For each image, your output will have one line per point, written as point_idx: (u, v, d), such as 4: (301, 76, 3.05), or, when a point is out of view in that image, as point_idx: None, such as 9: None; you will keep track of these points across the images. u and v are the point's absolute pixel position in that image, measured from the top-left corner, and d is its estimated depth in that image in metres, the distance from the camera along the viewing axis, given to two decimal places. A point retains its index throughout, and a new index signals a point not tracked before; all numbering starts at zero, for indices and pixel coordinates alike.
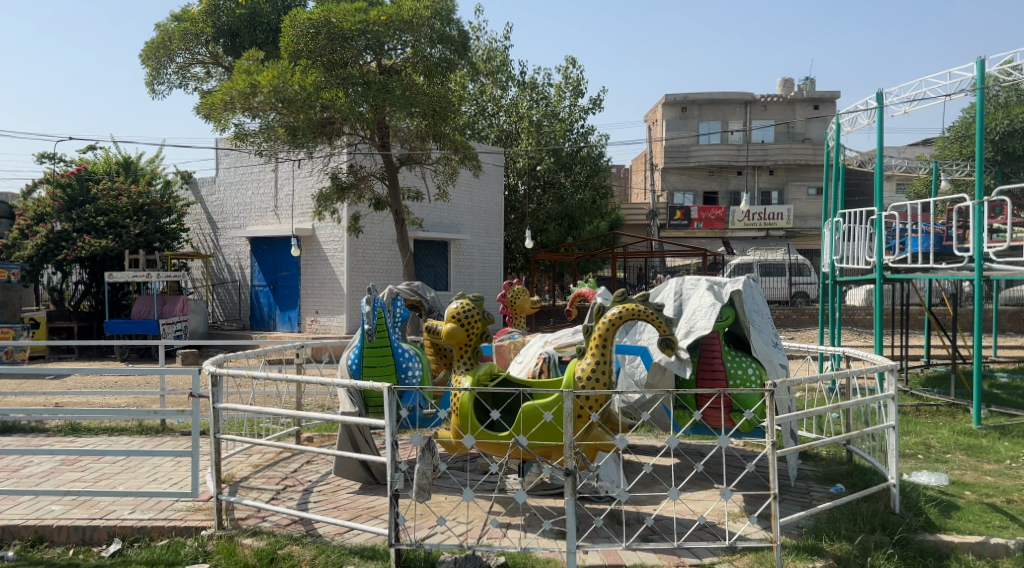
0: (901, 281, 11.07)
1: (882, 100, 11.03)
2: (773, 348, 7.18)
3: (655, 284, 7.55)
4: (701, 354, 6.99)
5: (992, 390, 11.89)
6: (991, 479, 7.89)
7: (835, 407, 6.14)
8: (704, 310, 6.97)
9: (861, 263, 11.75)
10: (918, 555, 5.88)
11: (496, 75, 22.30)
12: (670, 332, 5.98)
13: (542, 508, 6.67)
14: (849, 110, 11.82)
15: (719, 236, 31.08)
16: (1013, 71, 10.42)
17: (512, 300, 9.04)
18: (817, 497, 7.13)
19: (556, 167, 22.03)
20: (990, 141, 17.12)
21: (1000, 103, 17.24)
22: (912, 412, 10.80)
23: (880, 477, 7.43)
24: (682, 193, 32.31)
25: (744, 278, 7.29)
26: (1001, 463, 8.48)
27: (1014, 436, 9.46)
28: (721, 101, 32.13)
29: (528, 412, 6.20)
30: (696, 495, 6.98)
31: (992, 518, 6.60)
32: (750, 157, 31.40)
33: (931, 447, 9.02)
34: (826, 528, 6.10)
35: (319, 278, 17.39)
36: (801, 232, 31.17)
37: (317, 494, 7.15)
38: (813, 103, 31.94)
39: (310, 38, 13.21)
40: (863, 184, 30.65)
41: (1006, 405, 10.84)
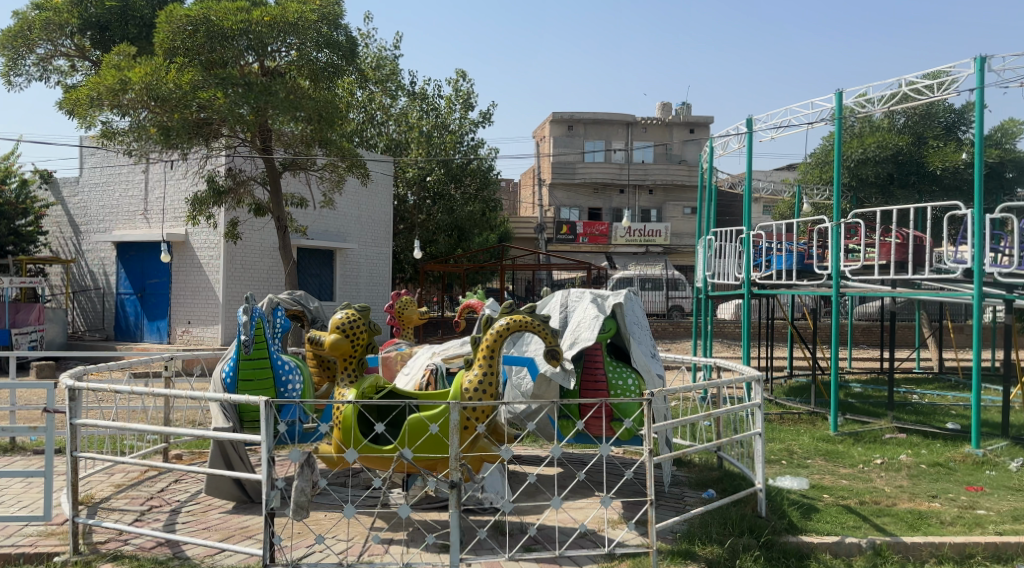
0: (767, 296, 11.75)
1: (751, 126, 11.72)
2: (651, 358, 7.43)
3: (542, 297, 7.66)
4: (584, 366, 7.15)
5: (846, 399, 12.80)
6: (847, 482, 8.46)
7: (709, 416, 6.38)
8: (588, 322, 7.14)
9: (731, 279, 12.41)
10: (781, 555, 6.21)
11: (385, 83, 22.02)
12: (556, 343, 6.07)
13: (425, 522, 6.60)
14: (722, 134, 12.45)
15: (603, 251, 31.87)
16: (864, 104, 11.32)
17: (399, 311, 8.91)
18: (691, 502, 7.42)
19: (446, 179, 21.96)
20: (845, 169, 17.75)
21: (855, 133, 18.64)
22: (776, 420, 11.46)
23: (747, 482, 7.83)
24: (568, 209, 32.84)
25: (626, 290, 7.50)
26: (855, 467, 9.12)
27: (865, 442, 10.19)
28: (605, 121, 33.14)
29: (414, 424, 6.13)
30: (577, 504, 7.10)
31: (846, 519, 7.07)
32: (631, 176, 32.52)
33: (793, 453, 9.58)
34: (698, 532, 6.34)
35: (191, 286, 16.59)
36: (677, 248, 32.56)
37: (186, 514, 6.78)
38: (689, 127, 33.63)
39: (187, 35, 12.72)
40: (733, 205, 32.36)
41: (859, 413, 11.68)
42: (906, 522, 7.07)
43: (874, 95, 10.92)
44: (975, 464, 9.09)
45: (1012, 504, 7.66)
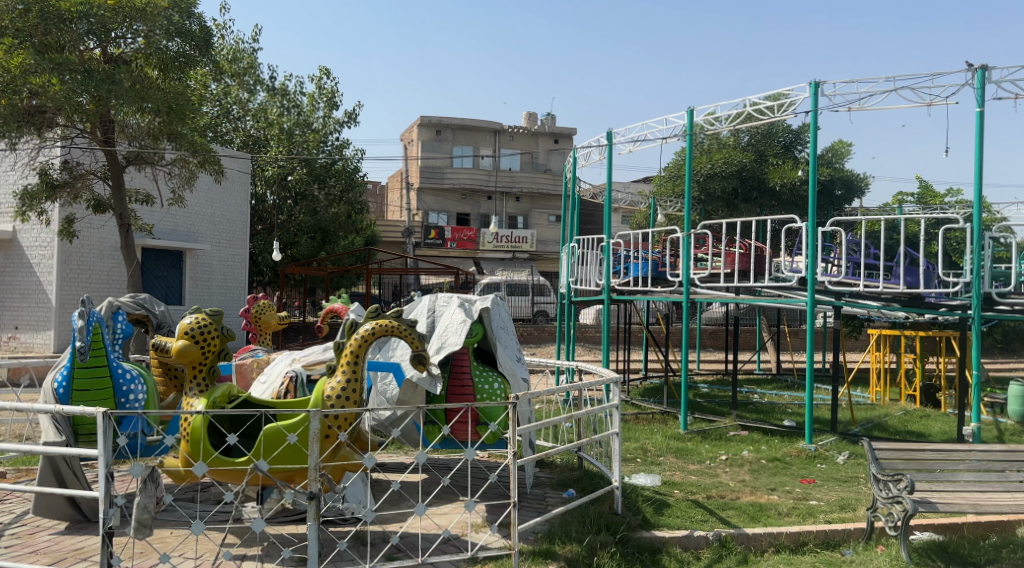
0: (625, 302, 12.20)
1: (611, 139, 12.15)
2: (517, 363, 7.49)
3: (409, 301, 7.57)
4: (450, 371, 7.12)
5: (695, 399, 13.50)
6: (695, 478, 8.90)
7: (571, 417, 6.50)
8: (455, 327, 7.11)
9: (592, 285, 12.79)
10: (635, 551, 6.43)
11: (242, 77, 21.10)
12: (422, 348, 6.00)
13: (282, 535, 6.34)
14: (584, 145, 12.85)
15: (470, 256, 31.93)
16: (713, 123, 12.03)
17: (256, 316, 8.53)
18: (551, 502, 7.55)
19: (308, 179, 21.15)
20: (696, 182, 18.82)
21: (705, 149, 19.77)
22: (632, 419, 11.91)
23: (605, 481, 8.08)
24: (436, 213, 32.65)
25: (493, 296, 7.53)
26: (702, 463, 9.61)
27: (712, 439, 10.78)
28: (472, 127, 33.20)
29: (270, 434, 5.86)
30: (441, 509, 7.05)
31: (695, 513, 7.43)
32: (498, 183, 32.87)
33: (647, 451, 9.98)
34: (558, 531, 6.45)
35: (19, 288, 15.25)
36: (542, 255, 33.22)
37: (9, 537, 6.17)
38: (553, 137, 34.43)
39: (16, 14, 11.68)
40: (595, 214, 33.43)
41: (706, 412, 12.34)
42: (748, 514, 7.52)
43: (722, 115, 11.62)
44: (808, 457, 9.82)
45: (839, 494, 8.33)
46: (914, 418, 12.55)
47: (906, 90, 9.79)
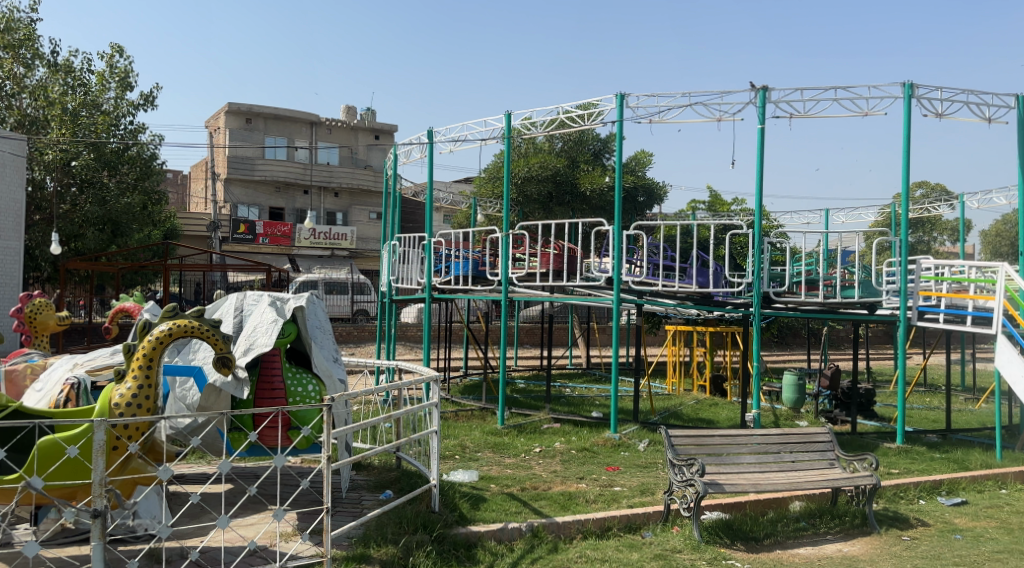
0: (445, 300, 12.22)
1: (432, 137, 12.09)
2: (333, 363, 7.24)
3: (214, 300, 7.10)
4: (260, 373, 6.76)
5: (513, 394, 13.79)
6: (511, 471, 9.07)
7: (387, 418, 6.38)
8: (265, 327, 6.74)
9: (413, 284, 12.69)
10: (451, 548, 6.42)
11: (17, 50, 18.84)
12: (226, 350, 5.66)
13: (62, 559, 5.73)
14: (405, 142, 12.76)
15: (285, 253, 30.84)
16: (530, 127, 12.30)
17: (31, 316, 7.69)
18: (367, 505, 7.38)
19: (97, 165, 19.47)
20: (514, 185, 18.93)
21: (522, 152, 20.28)
22: (451, 417, 11.96)
23: (423, 480, 8.03)
24: (246, 207, 31.04)
25: (307, 294, 7.22)
26: (517, 457, 9.81)
27: (528, 433, 11.05)
28: (286, 118, 31.83)
29: (46, 448, 5.29)
30: (247, 520, 6.69)
31: (510, 506, 7.55)
32: (314, 177, 31.90)
33: (465, 448, 10.04)
34: (373, 534, 6.31)
35: None
36: (361, 253, 32.68)
37: None
38: (373, 133, 34.23)
39: None
40: (416, 212, 33.42)
41: (523, 406, 12.64)
42: (558, 503, 7.76)
43: (538, 120, 11.92)
44: (613, 446, 10.31)
45: (641, 479, 8.82)
46: (706, 406, 13.59)
47: (699, 104, 10.35)
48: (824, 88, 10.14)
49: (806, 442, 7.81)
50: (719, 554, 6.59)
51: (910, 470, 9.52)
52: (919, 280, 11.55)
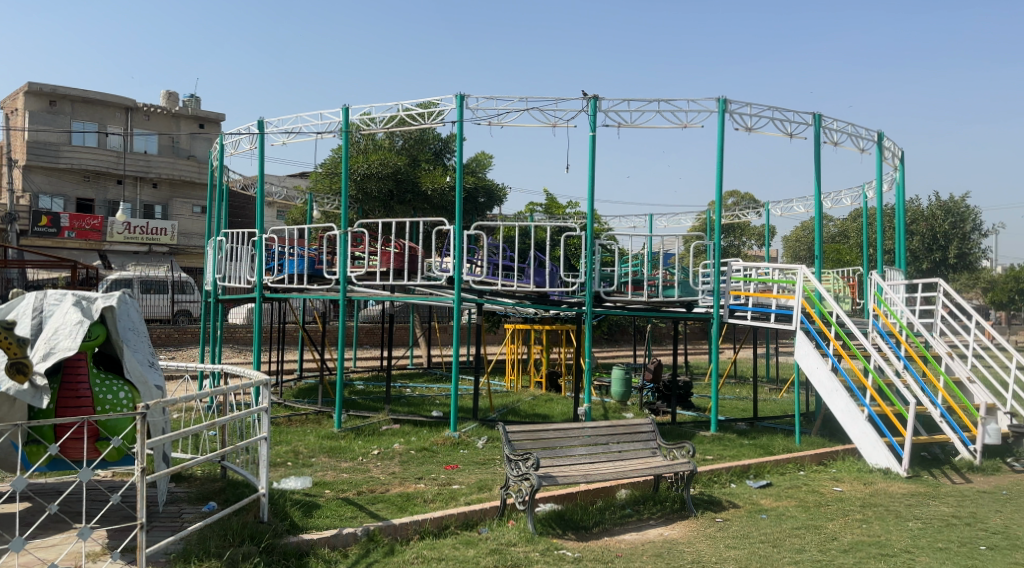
0: (278, 300, 11.73)
1: (263, 128, 11.60)
2: (148, 368, 6.61)
3: (8, 299, 6.38)
4: (63, 380, 6.22)
5: (350, 396, 13.48)
6: (346, 475, 8.84)
7: (212, 424, 6.00)
8: (68, 329, 6.12)
9: (242, 282, 12.06)
10: (281, 558, 6.15)
11: None
12: (20, 355, 5.50)
13: None
14: (233, 133, 12.14)
15: (95, 248, 28.57)
16: (369, 123, 12.07)
17: None
18: (188, 518, 6.93)
19: None
20: (352, 181, 18.52)
21: (360, 148, 19.89)
22: (284, 422, 11.49)
23: (251, 488, 7.65)
24: (49, 197, 28.43)
25: (119, 292, 6.68)
26: (354, 460, 9.58)
27: (365, 435, 10.83)
28: (97, 102, 29.44)
29: None
30: (48, 542, 6.08)
31: (344, 511, 7.35)
32: (129, 166, 29.66)
33: (298, 453, 9.67)
34: (195, 548, 5.92)
35: None
36: (184, 249, 30.79)
37: None
38: (198, 121, 32.37)
39: None
40: (246, 207, 32.00)
41: (360, 408, 12.38)
42: (396, 505, 7.64)
43: (376, 116, 11.75)
44: (452, 445, 10.31)
45: (478, 476, 8.88)
46: (542, 402, 13.92)
47: (536, 109, 11.03)
48: (650, 101, 11.31)
49: (631, 432, 8.21)
50: (551, 545, 6.76)
51: (723, 456, 10.24)
52: (731, 280, 12.45)
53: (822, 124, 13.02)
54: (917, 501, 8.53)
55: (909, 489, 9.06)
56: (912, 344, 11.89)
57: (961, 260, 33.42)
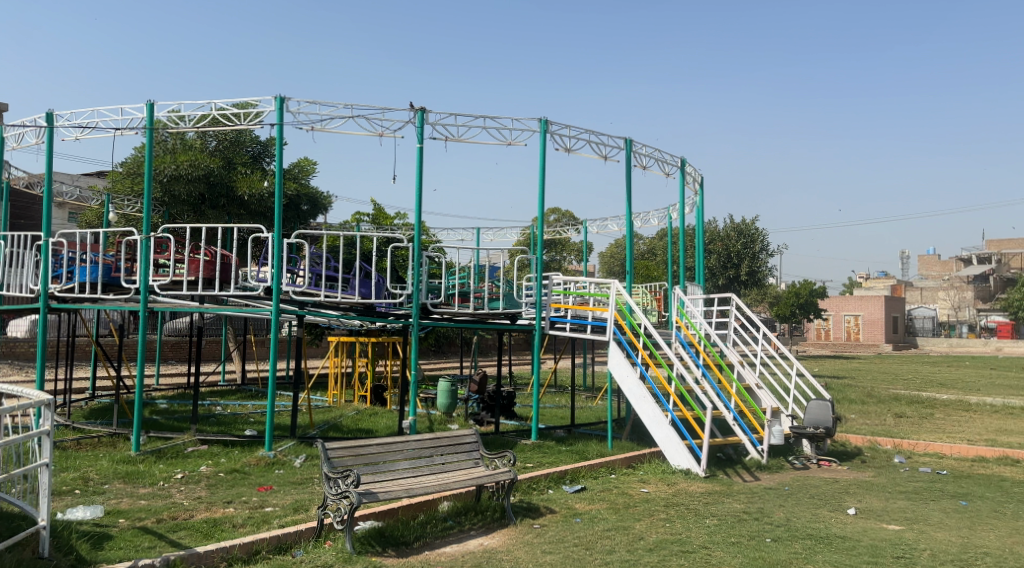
0: (68, 310, 10.60)
1: (52, 121, 10.49)
2: None
3: None
4: None
5: (151, 416, 12.43)
6: (145, 502, 8.10)
7: None
8: None
9: (25, 291, 10.77)
10: None
11: None
12: None
13: None
14: (16, 125, 10.88)
15: None
16: (178, 121, 11.23)
17: None
18: None
19: None
20: (157, 183, 17.25)
21: (167, 148, 18.54)
22: (71, 446, 10.37)
23: (28, 522, 6.80)
24: None
25: None
26: (154, 486, 8.81)
27: (168, 458, 10.01)
28: None
29: None
30: None
31: (141, 541, 6.71)
32: None
33: (89, 480, 8.75)
34: None
35: None
36: None
37: None
38: None
39: None
40: (31, 207, 28.96)
41: (162, 429, 11.45)
42: (200, 532, 7.09)
43: (186, 114, 10.97)
44: (267, 465, 9.77)
45: (294, 497, 8.45)
46: (364, 416, 13.56)
47: (360, 117, 10.94)
48: (475, 116, 11.49)
49: (454, 444, 8.13)
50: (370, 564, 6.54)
51: (542, 463, 10.45)
52: (552, 293, 12.76)
53: (633, 148, 13.76)
54: (714, 499, 9.12)
55: (707, 488, 9.68)
56: (709, 354, 12.74)
57: (752, 277, 36.59)
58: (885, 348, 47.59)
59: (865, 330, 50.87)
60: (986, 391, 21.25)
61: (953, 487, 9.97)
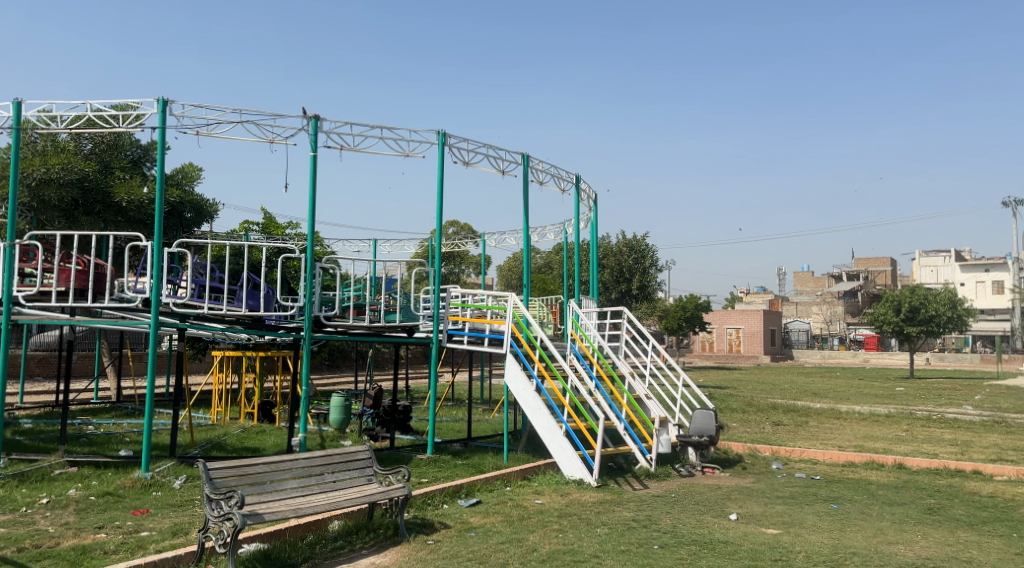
0: None
1: None
2: None
3: None
4: None
5: (14, 437, 11.53)
6: (5, 530, 7.48)
7: None
8: None
9: None
10: None
11: None
12: None
13: None
14: None
15: None
16: (49, 121, 10.55)
17: None
18: None
19: None
20: (24, 186, 15.95)
21: (36, 149, 17.28)
22: None
23: None
24: None
25: None
26: (16, 512, 8.17)
27: (32, 482, 9.30)
28: None
29: None
30: None
31: None
32: None
33: None
34: None
35: None
36: None
37: None
38: None
39: None
40: None
41: (27, 451, 10.64)
42: (68, 561, 6.61)
43: (59, 115, 10.32)
44: (143, 487, 9.23)
45: (173, 520, 8.01)
46: (251, 434, 13.05)
47: (248, 123, 10.89)
48: (366, 127, 11.84)
49: (346, 461, 7.93)
50: None
51: (437, 478, 10.34)
52: (449, 305, 12.69)
53: (530, 164, 13.95)
54: (606, 508, 9.28)
55: (598, 498, 9.84)
56: (602, 366, 12.99)
57: (642, 291, 37.65)
58: (764, 359, 49.99)
59: (746, 342, 53.23)
60: (854, 400, 22.58)
61: (826, 491, 10.52)
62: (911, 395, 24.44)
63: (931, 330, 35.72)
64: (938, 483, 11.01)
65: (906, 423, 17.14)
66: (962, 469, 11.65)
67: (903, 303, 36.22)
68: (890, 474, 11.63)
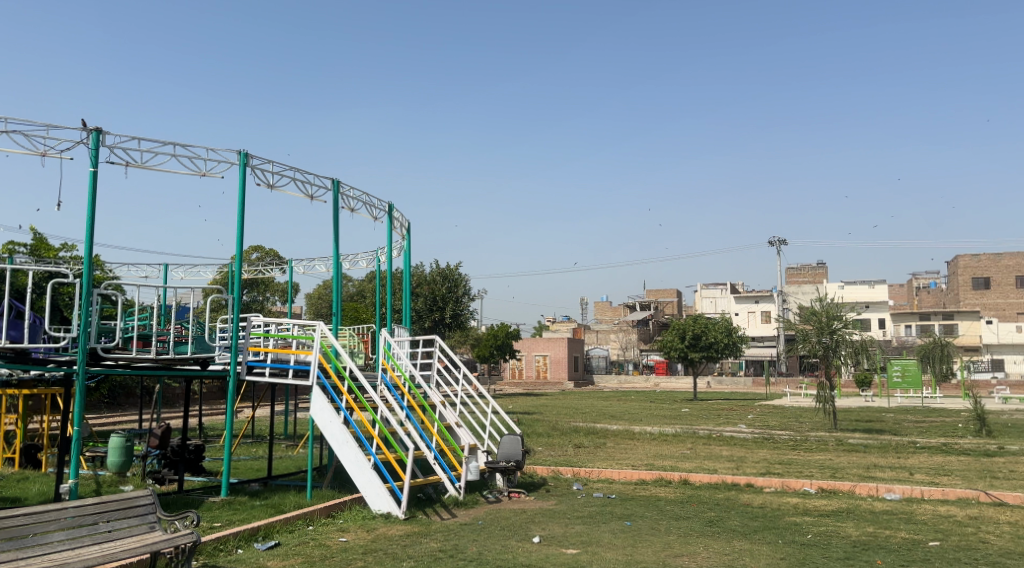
0: None
1: None
2: None
3: None
4: None
5: None
6: None
7: None
8: None
9: None
10: None
11: None
12: None
13: None
14: None
15: None
16: None
17: None
18: None
19: None
20: None
21: None
22: None
23: None
24: None
25: None
26: None
27: None
28: None
29: None
30: None
31: None
32: None
33: None
34: None
35: None
36: None
37: None
38: None
39: None
40: None
41: None
42: None
43: None
44: None
45: None
46: (11, 483, 11.57)
47: (21, 134, 10.71)
48: (161, 143, 11.23)
49: (124, 508, 7.22)
50: None
51: (232, 521, 9.71)
52: (250, 336, 12.03)
53: (340, 190, 13.69)
54: (411, 540, 9.16)
55: (404, 530, 9.70)
56: (413, 395, 12.84)
57: (454, 320, 37.91)
58: (567, 385, 52.03)
59: (552, 369, 55.12)
60: (647, 422, 24.03)
61: (621, 509, 11.06)
62: (694, 416, 26.42)
63: (712, 355, 38.95)
64: (718, 496, 11.94)
65: (691, 442, 18.47)
66: (737, 482, 12.72)
67: (687, 330, 39.19)
68: (677, 491, 12.45)
